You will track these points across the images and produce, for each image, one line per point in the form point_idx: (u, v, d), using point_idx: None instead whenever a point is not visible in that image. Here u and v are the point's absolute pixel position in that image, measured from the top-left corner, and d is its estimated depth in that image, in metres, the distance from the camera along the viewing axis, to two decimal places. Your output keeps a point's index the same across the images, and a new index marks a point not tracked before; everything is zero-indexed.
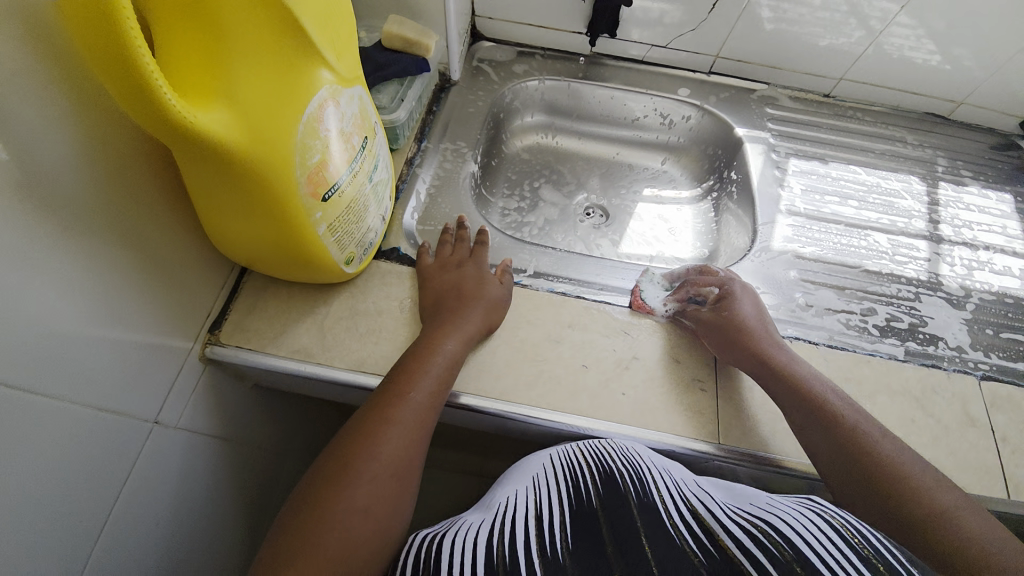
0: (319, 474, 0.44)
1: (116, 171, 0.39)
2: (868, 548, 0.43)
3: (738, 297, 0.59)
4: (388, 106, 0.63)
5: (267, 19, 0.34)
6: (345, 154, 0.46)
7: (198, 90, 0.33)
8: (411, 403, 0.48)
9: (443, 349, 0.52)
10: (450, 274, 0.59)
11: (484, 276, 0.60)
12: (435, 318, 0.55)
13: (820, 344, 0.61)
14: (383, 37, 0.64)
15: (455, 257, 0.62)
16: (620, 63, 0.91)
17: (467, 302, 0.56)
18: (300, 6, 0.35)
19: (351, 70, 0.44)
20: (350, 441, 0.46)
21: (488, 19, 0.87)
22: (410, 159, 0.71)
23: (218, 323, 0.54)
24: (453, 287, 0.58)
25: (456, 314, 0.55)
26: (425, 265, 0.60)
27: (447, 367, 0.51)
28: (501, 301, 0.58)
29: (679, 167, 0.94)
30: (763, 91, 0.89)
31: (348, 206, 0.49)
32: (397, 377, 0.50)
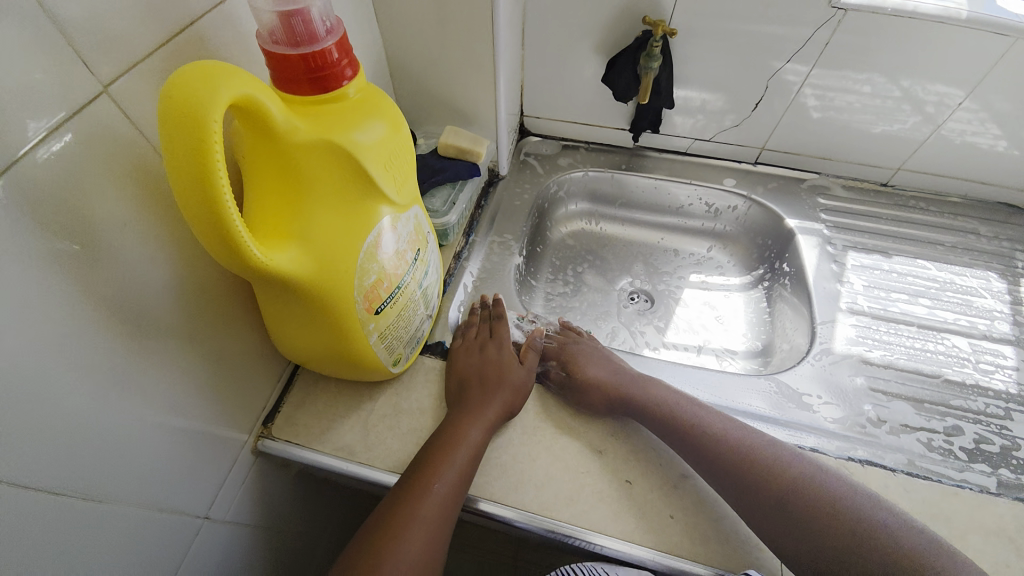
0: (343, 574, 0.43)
1: (198, 291, 0.43)
2: None
3: (586, 354, 0.64)
4: (440, 209, 0.68)
5: (338, 169, 0.38)
6: (399, 268, 0.49)
7: (276, 233, 0.37)
8: (435, 493, 0.47)
9: (469, 438, 0.51)
10: (475, 358, 0.60)
11: (505, 357, 0.60)
12: (459, 405, 0.55)
13: (897, 470, 0.55)
14: (439, 145, 0.70)
15: (478, 340, 0.63)
16: (663, 155, 0.93)
17: (489, 390, 0.56)
18: (367, 157, 0.39)
19: (409, 196, 0.48)
20: (373, 536, 0.45)
21: (535, 118, 0.92)
22: (458, 252, 0.75)
23: (272, 416, 0.57)
24: (477, 373, 0.58)
25: (482, 401, 0.55)
26: (454, 346, 0.62)
27: (471, 456, 0.51)
28: (523, 385, 0.58)
29: (726, 254, 0.92)
30: (814, 180, 0.88)
31: (399, 313, 0.51)
32: (422, 467, 0.49)
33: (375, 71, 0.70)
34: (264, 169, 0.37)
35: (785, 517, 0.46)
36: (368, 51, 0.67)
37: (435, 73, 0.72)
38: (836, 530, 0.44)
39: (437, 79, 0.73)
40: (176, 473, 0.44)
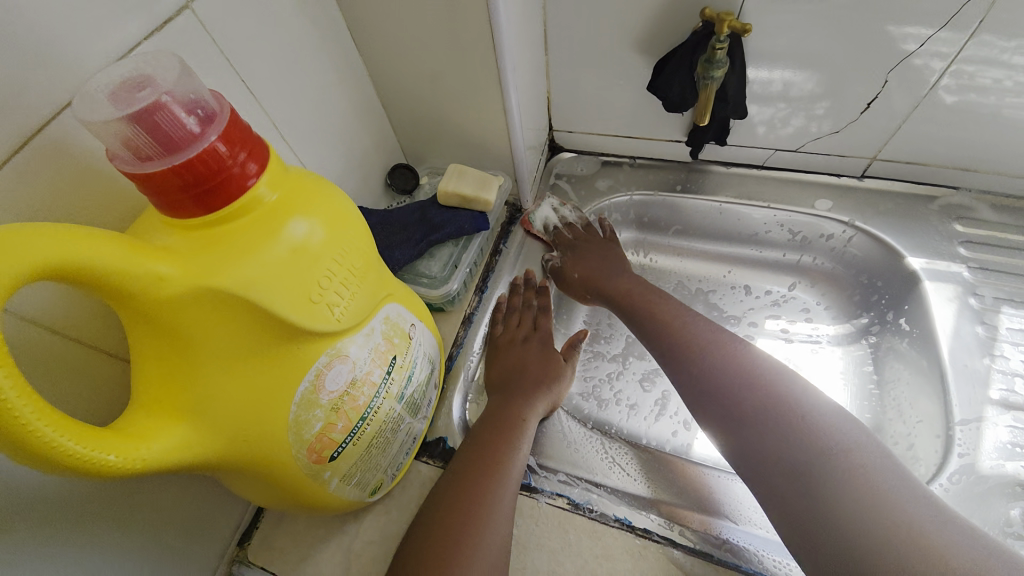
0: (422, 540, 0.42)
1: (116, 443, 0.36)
2: None
3: (594, 253, 0.69)
4: (438, 276, 0.56)
5: (238, 319, 0.28)
6: (363, 396, 0.38)
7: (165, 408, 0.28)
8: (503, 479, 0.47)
9: (528, 421, 0.52)
10: (516, 350, 0.60)
11: (550, 353, 0.60)
12: (506, 392, 0.55)
13: None
14: (438, 194, 0.57)
15: (522, 330, 0.62)
16: (733, 169, 0.73)
17: (533, 379, 0.57)
18: (278, 296, 0.28)
19: (366, 307, 0.36)
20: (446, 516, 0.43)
21: (567, 132, 0.76)
22: (468, 316, 0.63)
23: (248, 536, 0.49)
24: (520, 363, 0.58)
25: (530, 391, 0.55)
26: (497, 335, 0.62)
27: (528, 438, 0.52)
28: (564, 375, 0.59)
29: (816, 294, 0.71)
30: (948, 198, 0.65)
31: (369, 445, 0.41)
32: (484, 451, 0.48)
33: (360, 106, 0.58)
34: (138, 328, 0.27)
35: (750, 429, 0.46)
36: (346, 84, 0.55)
37: (432, 100, 0.58)
38: (800, 450, 0.43)
39: (434, 107, 0.59)
40: None
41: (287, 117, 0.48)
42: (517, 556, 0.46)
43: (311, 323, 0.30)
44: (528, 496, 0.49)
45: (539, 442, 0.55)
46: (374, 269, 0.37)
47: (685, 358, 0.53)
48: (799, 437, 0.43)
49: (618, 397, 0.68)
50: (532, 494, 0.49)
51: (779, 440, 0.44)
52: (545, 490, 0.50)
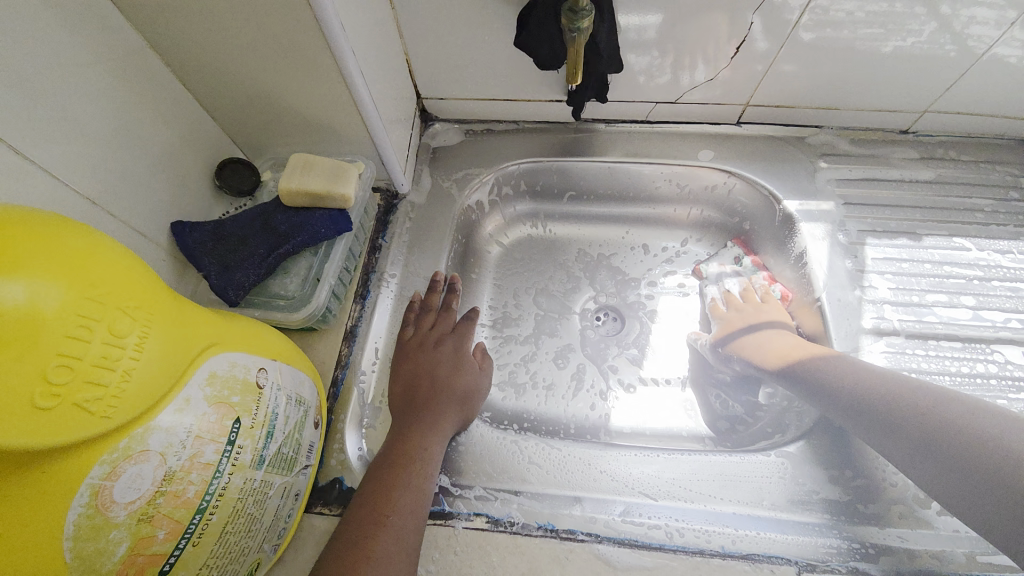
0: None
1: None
2: None
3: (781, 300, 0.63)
4: (297, 294, 0.47)
5: None
6: (191, 488, 0.29)
7: None
8: (388, 529, 0.38)
9: (434, 445, 0.46)
10: (429, 354, 0.53)
11: (465, 357, 0.55)
12: (406, 416, 0.48)
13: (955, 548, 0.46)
14: (280, 194, 0.47)
15: (434, 334, 0.55)
16: (617, 125, 0.69)
17: (441, 394, 0.50)
18: None
19: (159, 379, 0.26)
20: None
21: (438, 100, 0.67)
22: (350, 330, 0.54)
23: None
24: (427, 375, 0.51)
25: (434, 404, 0.49)
26: (405, 339, 0.54)
27: (435, 460, 0.45)
28: (473, 390, 0.53)
29: (708, 245, 0.73)
30: (815, 137, 0.67)
31: (223, 535, 0.32)
32: (371, 496, 0.40)
33: (147, 90, 0.43)
34: None
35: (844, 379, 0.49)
36: (114, 63, 0.40)
37: (247, 75, 0.46)
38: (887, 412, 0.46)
39: (255, 83, 0.47)
40: None
41: (16, 121, 0.33)
42: None
43: (32, 439, 0.21)
44: (443, 524, 0.44)
45: (451, 459, 0.50)
46: (163, 324, 0.27)
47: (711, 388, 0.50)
48: (832, 395, 0.50)
49: (535, 380, 0.63)
50: (447, 522, 0.44)
51: (823, 389, 0.51)
52: (462, 513, 0.45)
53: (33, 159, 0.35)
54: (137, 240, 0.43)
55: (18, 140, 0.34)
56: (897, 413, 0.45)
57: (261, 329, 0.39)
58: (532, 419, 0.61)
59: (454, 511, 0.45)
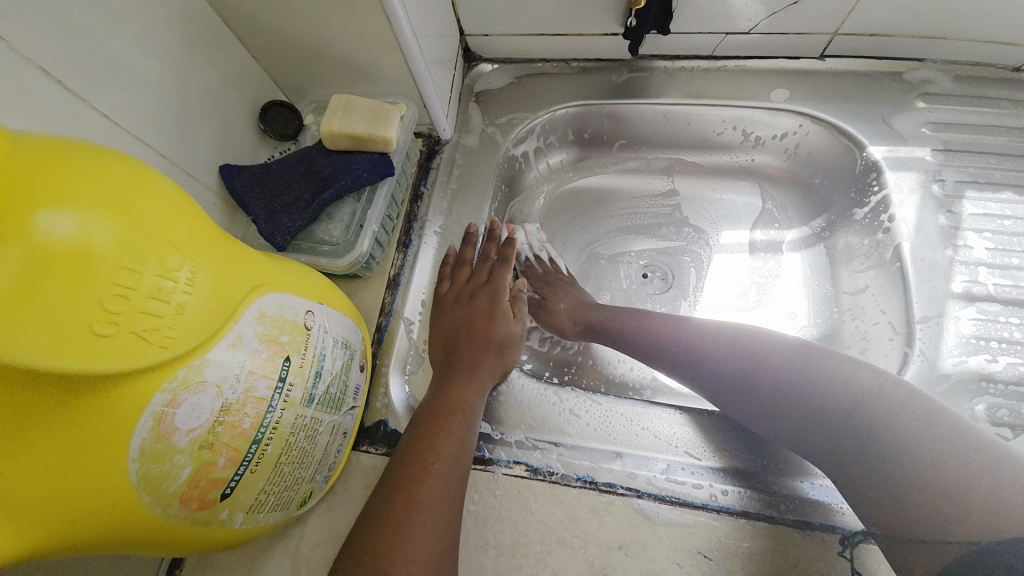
0: (358, 531, 0.36)
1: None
2: None
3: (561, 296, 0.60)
4: (341, 239, 0.46)
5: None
6: (247, 419, 0.30)
7: None
8: (434, 476, 0.39)
9: (472, 396, 0.46)
10: (464, 308, 0.52)
11: (499, 307, 0.54)
12: (448, 364, 0.48)
13: None
14: (323, 137, 0.45)
15: (469, 286, 0.54)
16: (679, 63, 0.62)
17: (482, 341, 0.50)
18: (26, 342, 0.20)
19: (211, 312, 0.27)
20: (370, 533, 0.35)
21: (484, 37, 0.62)
22: (393, 278, 0.54)
23: (179, 561, 0.44)
24: (466, 324, 0.51)
25: (472, 358, 0.49)
26: (442, 293, 0.54)
27: (475, 411, 0.46)
28: (513, 340, 0.53)
29: (776, 197, 0.66)
30: (913, 73, 0.58)
31: (277, 465, 0.34)
32: (416, 442, 0.41)
33: (192, 29, 0.42)
34: None
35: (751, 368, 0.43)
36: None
37: (289, 11, 0.44)
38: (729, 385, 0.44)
39: (296, 19, 0.44)
40: None
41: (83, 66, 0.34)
42: (478, 533, 0.42)
43: (101, 361, 0.22)
44: (483, 469, 0.45)
45: (491, 407, 0.50)
46: (208, 259, 0.27)
47: (452, 356, 0.49)
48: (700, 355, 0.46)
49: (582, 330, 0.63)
50: (487, 467, 0.45)
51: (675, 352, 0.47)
52: (503, 460, 0.46)
53: (101, 107, 0.36)
54: (190, 183, 0.43)
55: (87, 89, 0.34)
56: (777, 373, 0.42)
57: (308, 273, 0.40)
58: (575, 369, 0.59)
59: (493, 459, 0.45)
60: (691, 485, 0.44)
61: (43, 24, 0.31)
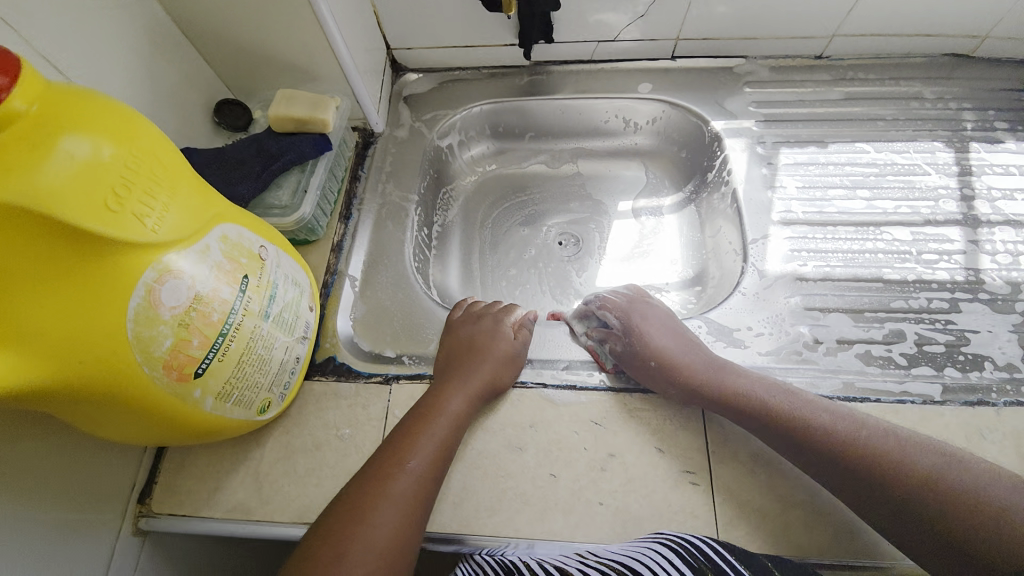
0: (354, 482, 0.43)
1: (9, 423, 0.37)
2: None
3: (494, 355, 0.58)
4: (290, 203, 0.56)
5: (37, 237, 0.28)
6: (217, 311, 0.38)
7: None
8: (401, 478, 0.43)
9: (460, 395, 0.50)
10: (469, 328, 0.56)
11: (501, 332, 0.55)
12: (444, 371, 0.52)
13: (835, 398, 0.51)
14: (270, 121, 0.55)
15: (477, 312, 0.58)
16: (567, 66, 0.78)
17: (480, 356, 0.52)
18: (64, 207, 0.28)
19: (187, 220, 0.36)
20: (361, 486, 0.43)
21: (406, 50, 0.75)
22: (337, 243, 0.63)
23: (149, 490, 0.49)
24: (466, 342, 0.54)
25: (465, 366, 0.52)
26: (454, 317, 0.58)
27: (464, 404, 0.49)
28: (517, 355, 0.54)
29: (653, 171, 0.81)
30: (740, 67, 0.75)
31: (239, 362, 0.42)
32: (413, 417, 0.48)
33: (155, 38, 0.53)
34: None
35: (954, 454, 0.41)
36: (130, 12, 0.49)
37: (238, 24, 0.55)
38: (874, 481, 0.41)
39: (244, 30, 0.55)
40: None
41: None
42: None
43: (116, 231, 0.30)
44: (418, 382, 0.54)
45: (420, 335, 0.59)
46: (186, 183, 0.37)
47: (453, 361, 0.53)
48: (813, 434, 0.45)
49: (506, 285, 0.76)
50: (421, 380, 0.54)
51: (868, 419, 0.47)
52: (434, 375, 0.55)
53: None
54: None
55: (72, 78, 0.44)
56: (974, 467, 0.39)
57: (264, 222, 0.49)
58: None
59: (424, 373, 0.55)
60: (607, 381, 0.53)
61: (39, 26, 0.41)
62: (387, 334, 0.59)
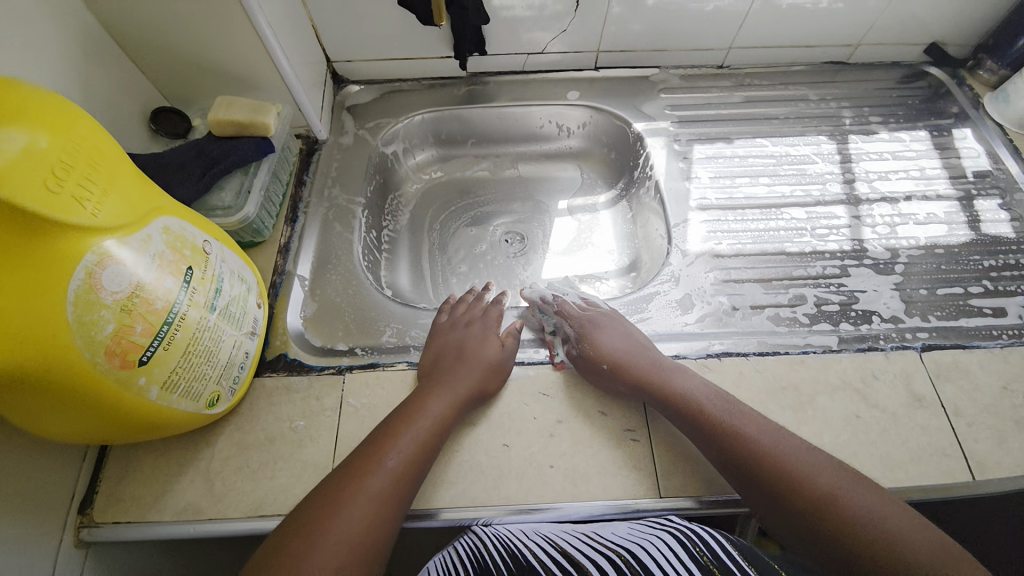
0: (338, 473, 0.45)
1: None
2: (710, 553, 0.45)
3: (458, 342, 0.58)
4: (233, 203, 0.57)
5: None
6: (166, 296, 0.40)
7: None
8: (384, 471, 0.45)
9: (446, 400, 0.51)
10: (458, 334, 0.58)
11: (489, 339, 0.58)
12: (431, 375, 0.54)
13: (751, 353, 0.58)
14: (210, 125, 0.57)
15: (466, 318, 0.61)
16: (501, 77, 0.84)
17: (468, 364, 0.54)
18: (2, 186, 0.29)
19: (129, 209, 0.37)
20: (343, 482, 0.44)
21: (346, 63, 0.79)
22: (284, 245, 0.64)
23: (89, 501, 0.48)
24: (457, 347, 0.56)
25: (453, 370, 0.53)
26: (440, 321, 0.60)
27: (447, 406, 0.50)
28: (504, 363, 0.55)
29: (587, 171, 0.88)
30: (655, 75, 0.84)
31: (187, 350, 0.42)
32: (402, 413, 0.50)
33: (88, 47, 0.53)
34: None
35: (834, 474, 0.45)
36: (61, 20, 0.50)
37: (175, 34, 0.56)
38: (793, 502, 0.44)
39: (181, 40, 0.57)
40: None
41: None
42: (372, 415, 0.53)
43: (55, 212, 0.31)
44: (372, 369, 0.56)
45: (371, 326, 0.61)
46: (127, 175, 0.38)
47: (440, 363, 0.55)
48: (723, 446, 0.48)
49: (458, 281, 0.79)
50: (374, 367, 0.56)
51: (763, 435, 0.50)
52: (388, 362, 0.57)
53: None
54: None
55: None
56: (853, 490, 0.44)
57: (209, 220, 0.50)
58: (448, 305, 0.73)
59: (376, 360, 0.57)
60: (553, 357, 0.57)
61: None
62: (338, 328, 0.60)
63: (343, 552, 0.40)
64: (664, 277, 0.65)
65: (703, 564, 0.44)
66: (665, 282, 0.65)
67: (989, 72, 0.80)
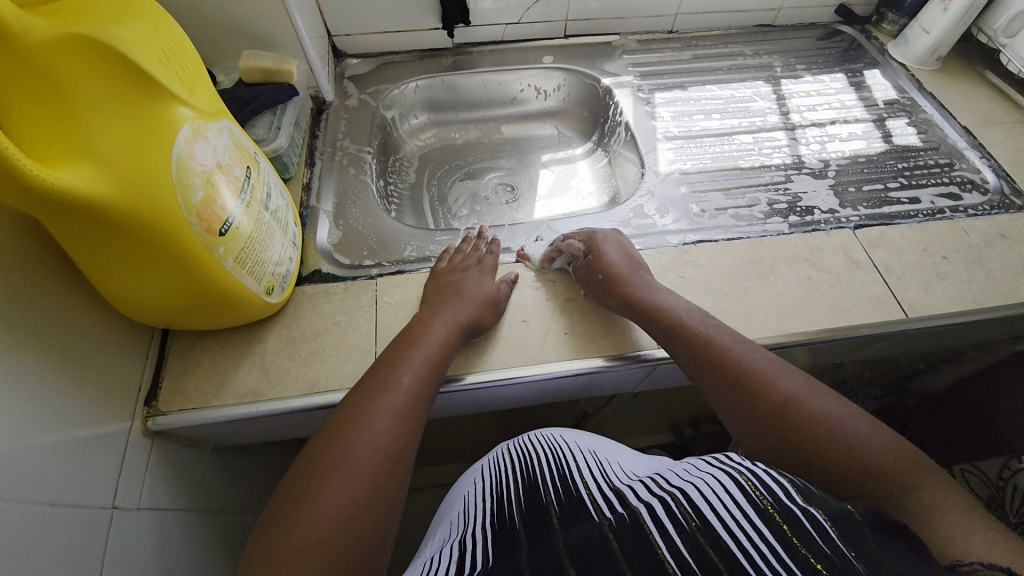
0: (360, 386, 0.49)
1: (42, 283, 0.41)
2: (771, 497, 0.39)
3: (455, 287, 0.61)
4: (266, 136, 0.64)
5: (117, 75, 0.36)
6: (230, 187, 0.46)
7: (66, 153, 0.34)
8: (404, 385, 0.48)
9: (453, 324, 0.55)
10: (457, 275, 0.62)
11: (484, 280, 0.61)
12: (431, 308, 0.58)
13: (720, 240, 0.69)
14: (240, 72, 0.64)
15: (467, 263, 0.64)
16: (483, 47, 0.95)
17: (466, 299, 0.58)
18: (138, 53, 0.37)
19: (208, 103, 0.45)
20: (368, 389, 0.48)
21: (345, 37, 0.88)
22: (307, 184, 0.72)
23: (154, 394, 0.53)
24: (453, 286, 0.60)
25: (452, 302, 0.58)
26: (440, 267, 0.63)
27: (450, 331, 0.55)
28: (499, 300, 0.60)
29: (564, 128, 1.00)
30: (616, 41, 0.97)
31: (250, 237, 0.49)
32: (414, 329, 0.55)
33: None
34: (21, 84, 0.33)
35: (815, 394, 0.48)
36: None
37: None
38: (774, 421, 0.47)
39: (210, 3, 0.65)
40: (62, 469, 0.41)
41: None
42: (405, 309, 0.61)
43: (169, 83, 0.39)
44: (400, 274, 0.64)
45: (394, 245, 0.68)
46: (207, 77, 0.46)
47: (439, 301, 0.59)
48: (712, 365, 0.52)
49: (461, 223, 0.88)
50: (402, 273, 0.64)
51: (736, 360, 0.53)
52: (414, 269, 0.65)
53: None
54: None
55: None
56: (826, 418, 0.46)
57: None
58: None
59: (403, 268, 0.64)
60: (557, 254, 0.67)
61: None
62: (364, 249, 0.67)
63: (377, 449, 0.43)
64: (642, 193, 0.76)
65: (765, 508, 0.38)
66: (642, 196, 0.76)
67: (892, 23, 0.97)
